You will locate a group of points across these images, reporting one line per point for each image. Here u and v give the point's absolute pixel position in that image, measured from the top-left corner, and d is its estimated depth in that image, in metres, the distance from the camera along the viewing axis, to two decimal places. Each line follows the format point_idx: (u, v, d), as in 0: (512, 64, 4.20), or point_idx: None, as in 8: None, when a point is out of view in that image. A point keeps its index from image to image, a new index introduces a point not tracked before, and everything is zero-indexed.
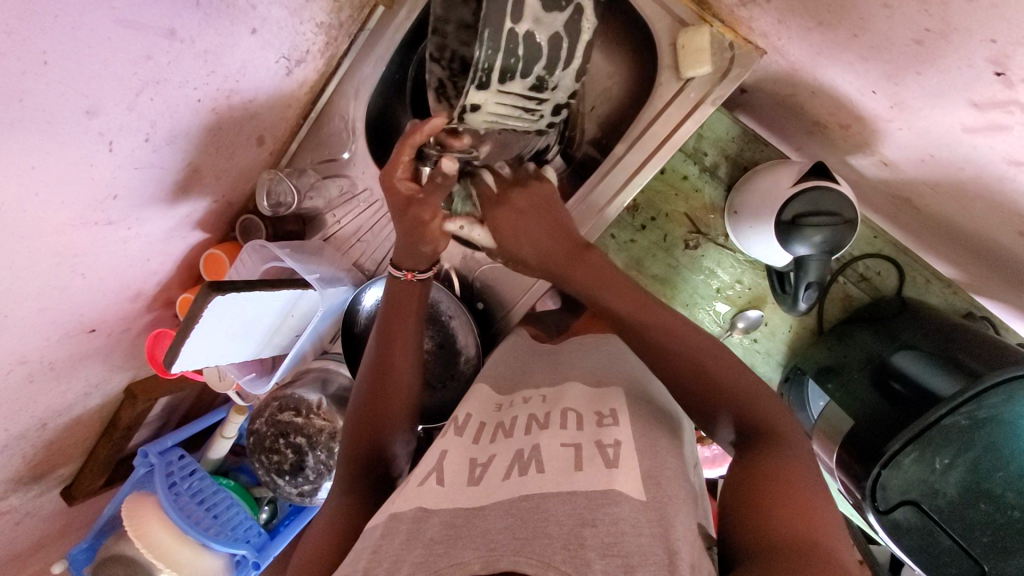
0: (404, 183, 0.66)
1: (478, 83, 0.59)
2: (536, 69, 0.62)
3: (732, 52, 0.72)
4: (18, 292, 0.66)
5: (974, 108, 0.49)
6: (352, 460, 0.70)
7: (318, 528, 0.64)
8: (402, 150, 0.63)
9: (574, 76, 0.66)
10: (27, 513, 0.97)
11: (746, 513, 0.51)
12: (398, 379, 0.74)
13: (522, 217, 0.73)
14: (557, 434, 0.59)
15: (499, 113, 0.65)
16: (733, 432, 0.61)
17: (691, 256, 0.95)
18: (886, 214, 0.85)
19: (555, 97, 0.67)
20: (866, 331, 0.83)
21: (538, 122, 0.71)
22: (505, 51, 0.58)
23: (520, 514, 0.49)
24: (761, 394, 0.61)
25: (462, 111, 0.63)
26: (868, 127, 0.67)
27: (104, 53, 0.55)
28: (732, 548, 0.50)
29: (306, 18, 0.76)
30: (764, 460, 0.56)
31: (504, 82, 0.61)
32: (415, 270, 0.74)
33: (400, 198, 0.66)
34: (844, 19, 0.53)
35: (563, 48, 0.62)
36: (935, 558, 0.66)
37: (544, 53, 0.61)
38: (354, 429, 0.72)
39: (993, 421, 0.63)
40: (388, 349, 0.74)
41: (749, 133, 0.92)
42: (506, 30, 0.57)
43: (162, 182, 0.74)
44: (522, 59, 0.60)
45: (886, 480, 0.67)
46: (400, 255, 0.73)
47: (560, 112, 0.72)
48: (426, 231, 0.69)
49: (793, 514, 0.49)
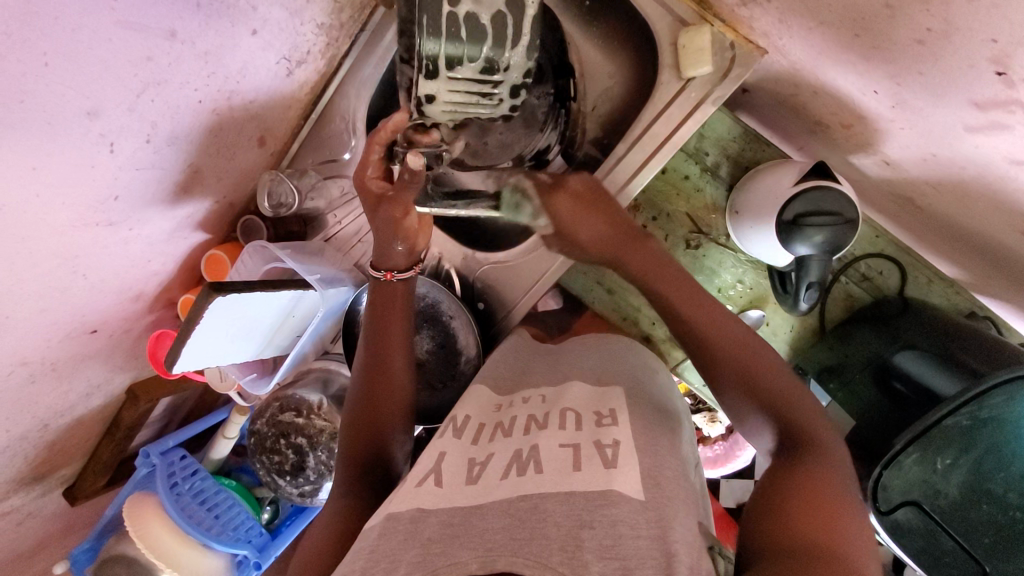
0: (375, 182, 0.68)
1: (426, 73, 0.63)
2: (484, 52, 0.63)
3: (733, 52, 0.72)
4: (20, 294, 0.66)
5: (975, 108, 0.49)
6: (349, 459, 0.70)
7: (322, 527, 0.64)
8: (371, 149, 0.67)
9: (526, 53, 0.66)
10: (29, 513, 0.98)
11: (766, 516, 0.52)
12: (393, 377, 0.74)
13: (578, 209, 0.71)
14: (556, 434, 0.59)
15: (457, 101, 0.68)
16: (772, 441, 0.62)
17: (693, 256, 0.95)
18: (889, 213, 0.85)
19: (508, 79, 0.68)
20: (869, 331, 0.83)
21: (502, 106, 0.73)
22: (447, 37, 0.61)
23: (518, 514, 0.49)
24: (777, 386, 0.62)
25: (420, 102, 0.67)
26: (870, 126, 0.66)
27: (104, 54, 0.55)
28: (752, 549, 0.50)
29: (306, 19, 0.76)
30: (794, 469, 0.55)
31: (453, 69, 0.64)
32: (394, 269, 0.75)
33: (372, 195, 0.68)
34: (844, 18, 0.53)
35: (509, 24, 0.63)
36: (935, 559, 0.66)
37: (489, 33, 0.62)
38: (350, 428, 0.72)
39: (995, 421, 0.63)
40: (382, 347, 0.74)
41: (750, 133, 0.91)
42: (446, 16, 0.60)
43: (163, 183, 0.74)
44: (467, 44, 0.62)
45: (888, 480, 0.67)
46: (381, 255, 0.74)
47: (520, 93, 0.72)
48: (400, 228, 0.71)
49: (818, 520, 0.49)
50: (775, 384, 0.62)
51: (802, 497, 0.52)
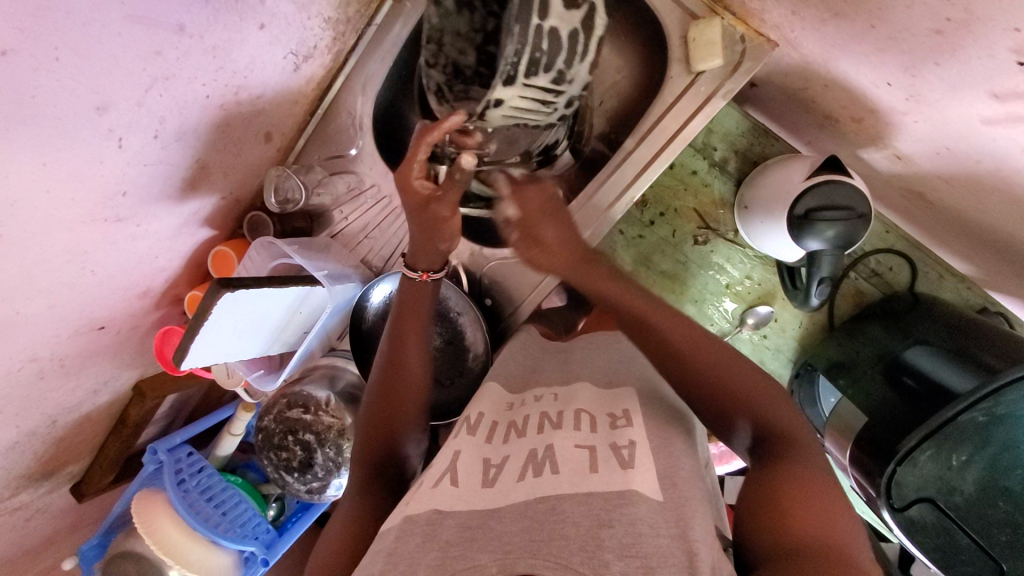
0: (420, 183, 0.66)
1: (507, 77, 0.62)
2: (558, 63, 0.64)
3: (743, 45, 0.72)
4: (30, 289, 0.66)
5: (994, 100, 0.48)
6: (364, 459, 0.70)
7: (337, 528, 0.63)
8: (417, 150, 0.63)
9: (588, 68, 0.68)
10: (37, 510, 0.98)
11: (766, 513, 0.51)
12: (409, 378, 0.73)
13: (547, 204, 0.70)
14: (572, 434, 0.59)
15: (517, 107, 0.67)
16: (749, 438, 0.59)
17: (700, 252, 0.95)
18: (900, 209, 0.85)
19: (570, 90, 0.70)
20: (879, 328, 0.82)
21: (552, 116, 0.74)
22: (531, 46, 0.61)
23: (536, 516, 0.48)
24: (752, 378, 0.62)
25: (487, 105, 0.65)
26: (882, 120, 0.66)
27: (115, 49, 0.55)
28: (756, 554, 0.49)
29: (313, 13, 0.76)
30: (784, 464, 0.55)
31: (529, 77, 0.64)
32: (430, 270, 0.74)
33: (419, 198, 0.66)
34: (860, 10, 0.52)
35: (579, 44, 0.65)
36: (950, 556, 0.65)
37: (564, 47, 0.64)
38: (367, 429, 0.72)
39: (1011, 418, 0.62)
40: (399, 348, 0.74)
41: (759, 127, 0.91)
42: (533, 26, 0.60)
43: (171, 178, 0.73)
44: (546, 54, 0.63)
45: (902, 477, 0.66)
46: (415, 253, 0.73)
47: (573, 106, 0.74)
48: (444, 228, 0.69)
49: (812, 516, 0.49)
50: (741, 379, 0.61)
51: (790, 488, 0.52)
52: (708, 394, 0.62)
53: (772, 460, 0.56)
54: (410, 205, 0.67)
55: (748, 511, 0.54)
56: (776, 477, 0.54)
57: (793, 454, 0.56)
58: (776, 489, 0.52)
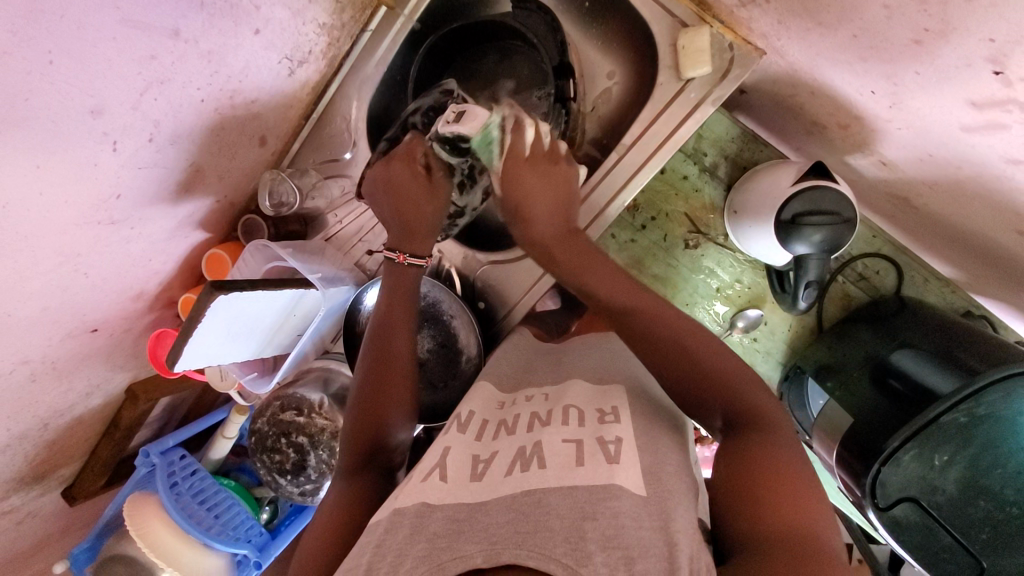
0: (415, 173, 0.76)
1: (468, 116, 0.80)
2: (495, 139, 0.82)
3: (731, 53, 0.73)
4: (22, 291, 0.66)
5: (972, 107, 0.49)
6: (353, 445, 0.69)
7: (327, 508, 0.63)
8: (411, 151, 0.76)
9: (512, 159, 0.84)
10: (28, 514, 0.97)
11: (741, 503, 0.52)
12: (398, 363, 0.74)
13: (540, 177, 0.69)
14: (560, 429, 0.59)
15: None
16: (721, 420, 0.61)
17: (691, 255, 0.96)
18: (884, 214, 0.86)
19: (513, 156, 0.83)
20: (865, 331, 0.84)
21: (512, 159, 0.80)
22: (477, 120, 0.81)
23: (522, 508, 0.49)
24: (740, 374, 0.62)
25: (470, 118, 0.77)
26: (867, 127, 0.67)
27: (109, 53, 0.55)
28: (726, 539, 0.51)
29: (308, 19, 0.77)
30: (759, 452, 0.55)
31: None
32: (408, 253, 0.77)
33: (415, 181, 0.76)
34: (842, 19, 0.54)
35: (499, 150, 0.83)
36: (934, 555, 0.66)
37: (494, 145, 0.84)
38: (359, 410, 0.71)
39: (990, 418, 0.63)
40: (388, 333, 0.75)
41: (748, 134, 0.93)
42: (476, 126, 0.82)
43: (164, 182, 0.74)
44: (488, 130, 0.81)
45: (886, 477, 0.68)
46: (404, 237, 0.77)
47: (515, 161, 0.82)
48: (420, 212, 0.76)
49: (786, 506, 0.49)
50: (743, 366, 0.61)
51: (769, 472, 0.52)
52: (705, 383, 0.62)
53: (750, 441, 0.56)
54: (377, 180, 0.77)
55: (722, 497, 0.54)
56: (751, 468, 0.53)
57: (762, 434, 0.57)
58: (757, 469, 0.53)
